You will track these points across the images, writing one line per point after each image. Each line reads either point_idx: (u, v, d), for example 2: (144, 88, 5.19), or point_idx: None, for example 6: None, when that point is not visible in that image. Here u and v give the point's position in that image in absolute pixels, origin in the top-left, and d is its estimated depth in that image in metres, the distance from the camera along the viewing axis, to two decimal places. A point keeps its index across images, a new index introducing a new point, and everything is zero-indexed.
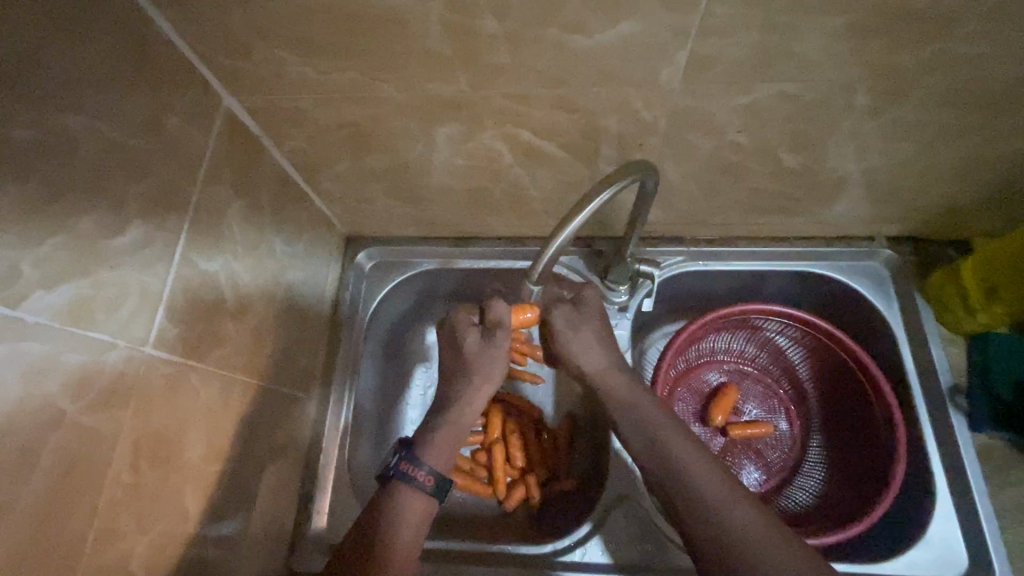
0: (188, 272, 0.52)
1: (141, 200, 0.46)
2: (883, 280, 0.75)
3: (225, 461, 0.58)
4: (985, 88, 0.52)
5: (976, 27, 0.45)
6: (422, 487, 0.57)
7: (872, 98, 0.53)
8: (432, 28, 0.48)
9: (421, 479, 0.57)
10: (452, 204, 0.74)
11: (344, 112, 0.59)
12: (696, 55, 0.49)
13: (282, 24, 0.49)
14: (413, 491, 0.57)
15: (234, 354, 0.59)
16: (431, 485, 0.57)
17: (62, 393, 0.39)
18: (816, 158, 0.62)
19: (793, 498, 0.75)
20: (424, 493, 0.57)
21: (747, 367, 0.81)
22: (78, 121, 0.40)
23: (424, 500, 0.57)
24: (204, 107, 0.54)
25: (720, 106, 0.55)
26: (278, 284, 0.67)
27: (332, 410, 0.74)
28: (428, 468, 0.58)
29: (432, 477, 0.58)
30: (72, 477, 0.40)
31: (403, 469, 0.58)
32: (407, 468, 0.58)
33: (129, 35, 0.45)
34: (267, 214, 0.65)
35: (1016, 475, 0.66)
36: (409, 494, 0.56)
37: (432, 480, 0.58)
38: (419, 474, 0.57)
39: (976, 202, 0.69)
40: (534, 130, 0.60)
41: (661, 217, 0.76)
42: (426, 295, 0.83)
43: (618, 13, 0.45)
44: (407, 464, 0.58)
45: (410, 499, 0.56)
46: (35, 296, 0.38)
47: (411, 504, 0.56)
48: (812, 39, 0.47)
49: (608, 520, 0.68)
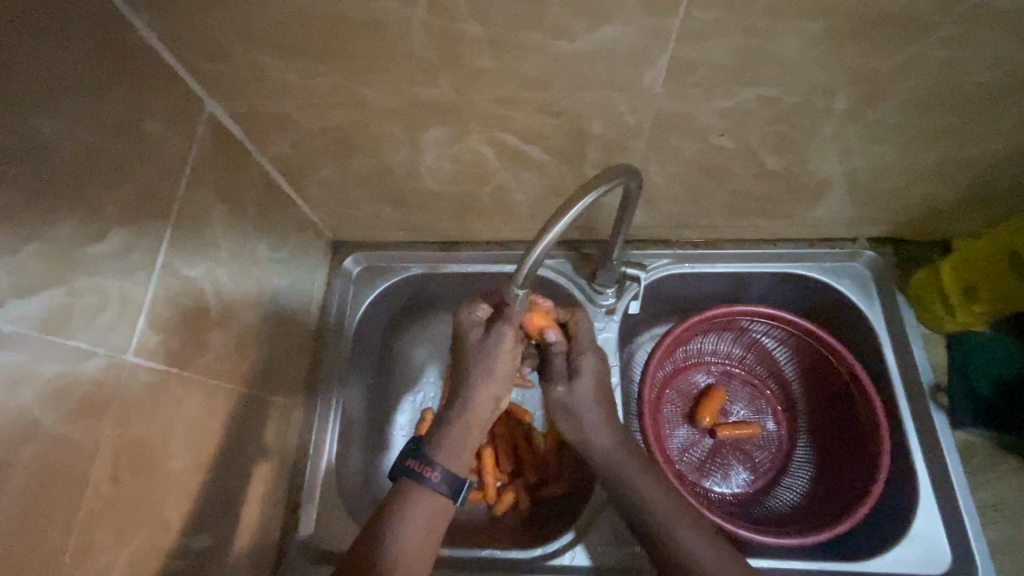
0: (169, 278, 0.51)
1: (120, 205, 0.46)
2: (865, 281, 0.77)
3: (209, 470, 0.57)
4: (960, 92, 0.53)
5: (949, 31, 0.46)
6: (433, 488, 0.54)
7: (851, 102, 0.54)
8: (416, 32, 0.48)
9: (433, 479, 0.54)
10: (438, 208, 0.74)
11: (328, 117, 0.58)
12: (677, 60, 0.50)
13: (263, 29, 0.48)
14: (425, 491, 0.54)
15: (218, 361, 0.58)
16: (444, 485, 0.55)
17: (38, 404, 0.38)
18: (798, 161, 0.63)
19: (781, 497, 0.76)
20: (438, 493, 0.54)
21: (734, 368, 0.82)
22: (54, 127, 0.40)
23: (437, 500, 0.54)
24: (186, 112, 0.54)
25: (703, 110, 0.56)
26: (263, 290, 0.66)
27: (321, 418, 0.73)
28: (440, 468, 0.55)
29: (444, 476, 0.55)
30: (50, 489, 0.39)
31: (413, 468, 0.55)
32: (419, 468, 0.55)
33: (107, 40, 0.45)
34: (251, 219, 0.64)
35: (997, 471, 0.67)
36: (420, 494, 0.54)
37: (444, 480, 0.55)
38: (430, 474, 0.55)
39: (954, 203, 0.70)
40: (519, 135, 0.60)
41: (647, 220, 0.76)
42: (415, 300, 0.83)
43: (600, 17, 0.46)
44: (418, 463, 0.55)
45: (421, 499, 0.54)
46: (10, 304, 0.37)
47: (422, 504, 0.54)
48: (791, 44, 0.48)
49: (597, 523, 0.68)
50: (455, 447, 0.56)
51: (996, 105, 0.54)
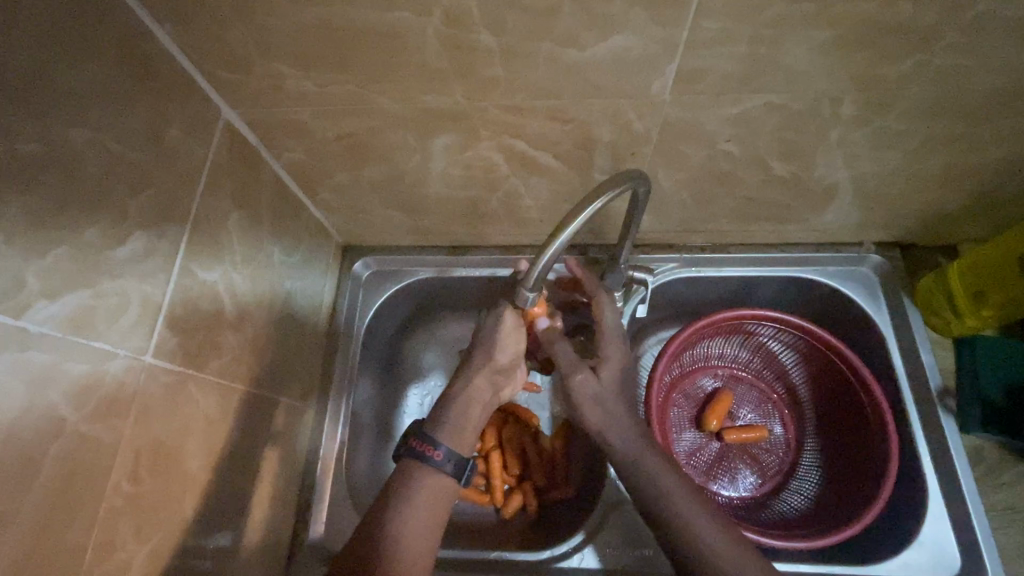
0: (188, 282, 0.52)
1: (142, 210, 0.47)
2: (872, 285, 0.77)
3: (224, 470, 0.58)
4: (966, 98, 0.53)
5: (954, 39, 0.47)
6: (439, 466, 0.56)
7: (857, 109, 0.55)
8: (430, 42, 0.49)
9: (436, 457, 0.56)
10: (448, 213, 0.75)
11: (342, 124, 0.60)
12: (685, 68, 0.51)
13: (282, 40, 0.50)
14: (428, 470, 0.56)
15: (234, 363, 0.59)
16: (447, 464, 0.56)
17: (63, 403, 0.39)
18: (805, 166, 0.63)
19: (788, 501, 0.76)
20: (441, 472, 0.56)
21: (740, 372, 0.82)
22: (82, 135, 0.41)
23: (441, 479, 0.56)
24: (204, 120, 0.55)
25: (710, 116, 0.56)
26: (276, 293, 0.68)
27: (331, 420, 0.74)
28: (444, 447, 0.57)
29: (448, 455, 0.57)
30: (74, 485, 0.40)
31: (417, 448, 0.57)
32: (422, 448, 0.57)
33: (130, 50, 0.46)
34: (265, 225, 0.65)
35: (1005, 477, 0.67)
36: (426, 473, 0.56)
37: (449, 459, 0.57)
38: (433, 452, 0.57)
39: (960, 208, 0.70)
40: (529, 141, 0.61)
41: (655, 225, 0.77)
42: (424, 303, 0.84)
43: (610, 27, 0.47)
44: (421, 443, 0.58)
45: (427, 478, 0.56)
46: (39, 306, 0.38)
47: (426, 483, 0.55)
48: (798, 51, 0.49)
49: (606, 525, 0.68)
50: (458, 424, 0.59)
51: (1002, 111, 0.55)
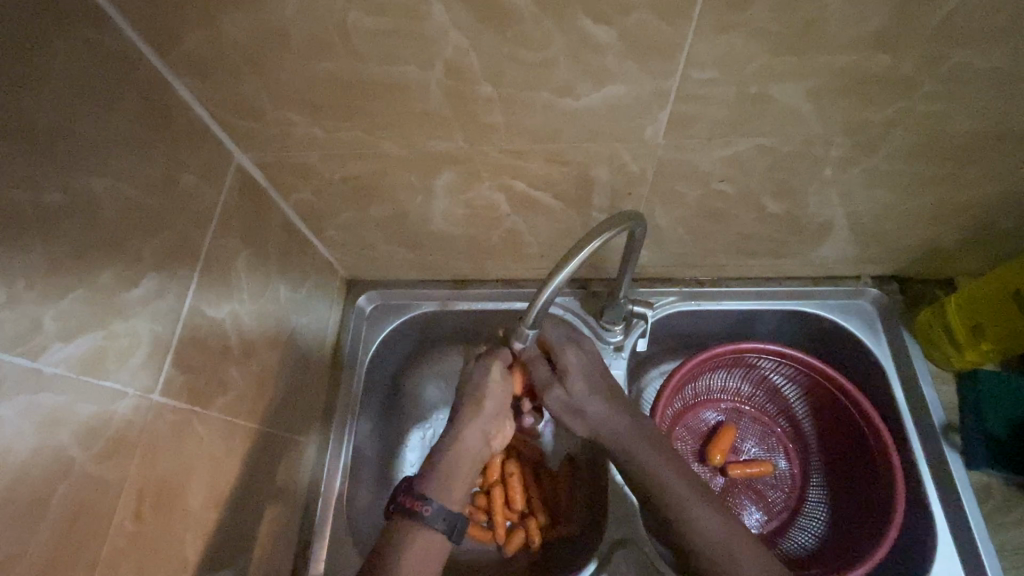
0: (197, 319, 0.54)
1: (155, 253, 0.49)
2: (872, 319, 0.78)
3: (224, 507, 0.58)
4: (950, 140, 0.55)
5: (933, 88, 0.49)
6: (428, 522, 0.57)
7: (845, 151, 0.57)
8: (433, 91, 0.52)
9: (425, 513, 0.57)
10: (451, 249, 0.77)
11: (349, 167, 0.62)
12: (675, 114, 0.53)
13: (292, 90, 0.52)
14: (420, 527, 0.57)
15: (239, 398, 0.60)
16: (437, 520, 0.58)
17: (72, 443, 0.40)
18: (799, 205, 0.65)
19: (796, 539, 0.75)
20: (433, 529, 0.57)
21: (744, 406, 0.81)
22: (103, 184, 0.44)
23: (431, 535, 0.57)
24: (216, 164, 0.57)
25: (704, 157, 0.58)
26: (282, 329, 0.69)
27: (331, 455, 0.74)
28: (435, 503, 0.58)
29: (438, 511, 0.58)
30: (78, 527, 0.41)
31: (408, 505, 0.58)
32: (411, 504, 0.58)
33: (150, 103, 0.49)
34: (272, 263, 0.67)
35: (1014, 515, 0.66)
36: (415, 531, 0.57)
37: (438, 514, 0.58)
38: (422, 508, 0.58)
39: (955, 243, 0.71)
40: (528, 182, 0.63)
41: (654, 260, 0.78)
42: (426, 337, 0.85)
43: (605, 78, 0.49)
44: (412, 500, 0.59)
45: (420, 536, 0.57)
46: (55, 347, 0.40)
47: (415, 539, 0.57)
48: (785, 99, 0.51)
49: (610, 565, 0.67)
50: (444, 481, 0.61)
51: (986, 153, 0.57)
